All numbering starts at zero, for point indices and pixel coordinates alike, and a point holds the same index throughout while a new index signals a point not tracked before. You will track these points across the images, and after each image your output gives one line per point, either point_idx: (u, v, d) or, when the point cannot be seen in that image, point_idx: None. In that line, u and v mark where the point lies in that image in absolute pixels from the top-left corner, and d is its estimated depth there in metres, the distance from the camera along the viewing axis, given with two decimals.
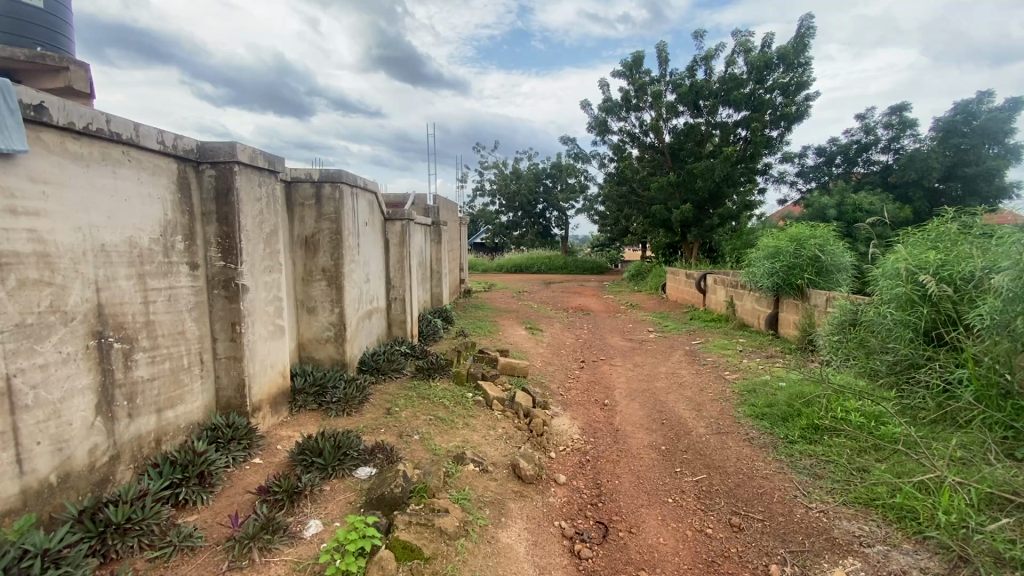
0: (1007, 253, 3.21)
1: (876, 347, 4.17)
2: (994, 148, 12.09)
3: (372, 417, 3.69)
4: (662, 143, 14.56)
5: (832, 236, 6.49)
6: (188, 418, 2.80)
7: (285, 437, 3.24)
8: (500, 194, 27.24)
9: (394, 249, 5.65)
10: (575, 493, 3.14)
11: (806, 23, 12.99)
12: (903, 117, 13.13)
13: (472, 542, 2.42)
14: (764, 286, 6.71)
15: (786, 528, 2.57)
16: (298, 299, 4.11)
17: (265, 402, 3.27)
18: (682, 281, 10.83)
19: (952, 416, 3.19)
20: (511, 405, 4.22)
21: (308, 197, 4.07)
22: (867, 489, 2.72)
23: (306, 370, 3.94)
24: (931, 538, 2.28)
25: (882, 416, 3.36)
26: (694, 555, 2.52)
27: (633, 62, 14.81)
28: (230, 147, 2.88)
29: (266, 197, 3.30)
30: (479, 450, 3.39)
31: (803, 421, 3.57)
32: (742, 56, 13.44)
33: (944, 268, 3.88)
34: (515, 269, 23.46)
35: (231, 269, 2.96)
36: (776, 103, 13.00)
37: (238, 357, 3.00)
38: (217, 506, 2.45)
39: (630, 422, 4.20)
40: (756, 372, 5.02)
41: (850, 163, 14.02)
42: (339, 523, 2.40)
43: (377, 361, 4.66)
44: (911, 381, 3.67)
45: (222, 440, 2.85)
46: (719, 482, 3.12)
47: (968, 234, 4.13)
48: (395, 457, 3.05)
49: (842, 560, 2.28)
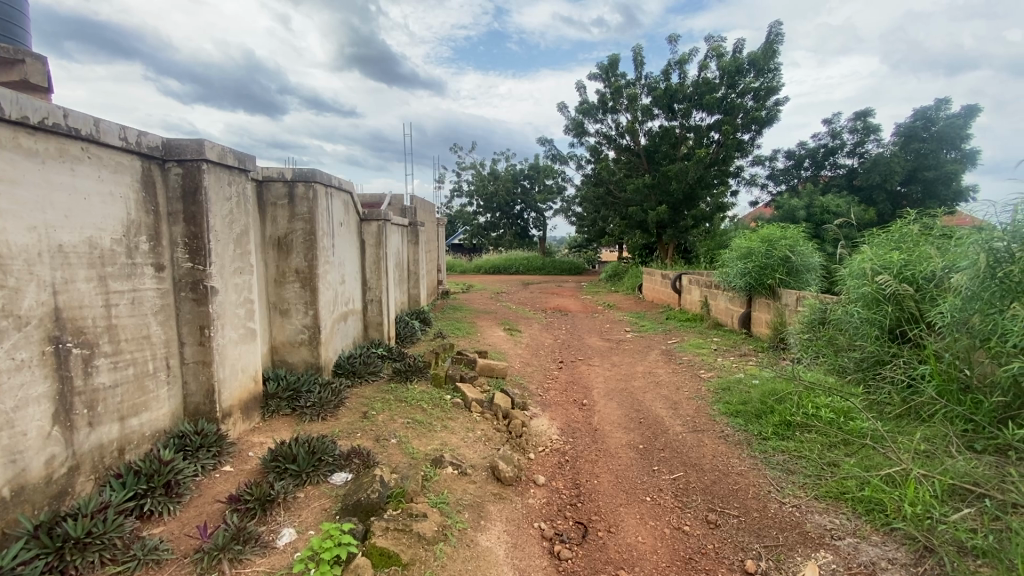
0: (965, 253, 3.35)
1: (844, 345, 4.29)
2: (951, 152, 12.63)
3: (348, 421, 3.62)
4: (638, 145, 14.74)
5: (801, 237, 6.70)
6: (154, 426, 2.70)
7: (257, 443, 3.14)
8: (478, 194, 27.13)
9: (370, 249, 5.56)
10: (554, 494, 3.13)
11: (775, 29, 13.34)
12: (867, 122, 13.58)
13: (451, 546, 2.38)
14: (737, 286, 6.86)
15: (762, 524, 2.62)
16: (270, 301, 4.01)
17: (236, 408, 3.17)
18: (658, 281, 10.97)
19: (917, 410, 3.32)
20: (490, 407, 4.19)
21: (281, 197, 3.97)
22: (838, 483, 2.78)
23: (279, 375, 3.85)
24: (898, 529, 2.35)
25: (851, 411, 3.46)
26: (671, 552, 2.53)
27: (609, 65, 15.01)
28: (198, 144, 2.79)
29: (236, 197, 3.20)
30: (458, 452, 3.36)
31: (776, 418, 3.64)
32: (714, 60, 13.72)
33: (906, 267, 4.04)
34: (494, 270, 23.47)
35: (200, 270, 2.86)
36: (747, 107, 13.34)
37: (207, 362, 2.91)
38: (184, 517, 2.36)
39: (609, 422, 4.22)
40: (730, 371, 5.10)
41: (818, 167, 14.43)
42: (314, 532, 2.33)
43: (353, 364, 4.57)
44: (878, 377, 3.80)
45: (189, 449, 2.75)
46: (695, 479, 3.16)
47: (929, 234, 4.32)
48: (371, 462, 2.99)
49: (815, 553, 2.33)
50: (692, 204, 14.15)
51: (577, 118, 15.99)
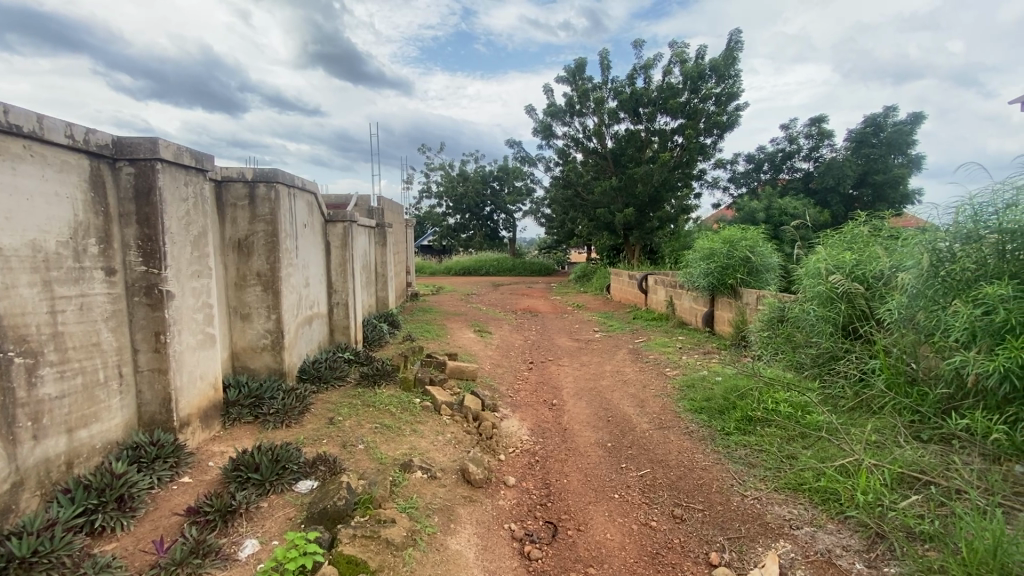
0: (910, 253, 3.55)
1: (801, 342, 4.47)
2: (898, 157, 13.35)
3: (314, 427, 3.54)
4: (604, 148, 14.97)
5: (761, 238, 6.96)
6: (105, 438, 2.57)
7: (217, 453, 3.03)
8: (447, 195, 26.95)
9: (336, 251, 5.46)
10: (525, 495, 3.14)
11: (735, 36, 13.79)
12: (822, 128, 14.16)
13: (420, 551, 2.36)
14: (701, 285, 7.06)
15: (725, 516, 2.70)
16: (231, 305, 3.88)
17: (195, 417, 3.05)
18: (626, 282, 11.16)
19: (867, 403, 3.48)
20: (459, 409, 4.16)
21: (241, 197, 3.86)
22: (796, 475, 2.89)
23: (240, 382, 3.73)
24: (852, 517, 2.45)
25: (808, 406, 3.60)
26: (639, 548, 2.58)
27: (576, 69, 15.21)
28: (151, 142, 2.68)
29: (193, 198, 3.09)
30: (427, 456, 3.33)
31: (738, 413, 3.75)
32: (677, 66, 14.07)
33: (857, 267, 4.24)
34: (464, 272, 23.36)
35: (154, 274, 2.74)
36: (709, 112, 13.72)
37: (163, 369, 2.79)
38: (139, 532, 2.26)
39: (578, 421, 4.27)
40: (694, 368, 5.24)
41: (776, 170, 14.99)
42: (277, 542, 2.27)
43: (319, 369, 4.47)
44: (832, 372, 3.97)
45: (144, 460, 2.63)
46: (661, 475, 3.23)
47: (878, 236, 4.55)
48: (338, 468, 2.93)
49: (775, 543, 2.41)
50: (657, 206, 14.51)
51: (545, 120, 16.11)
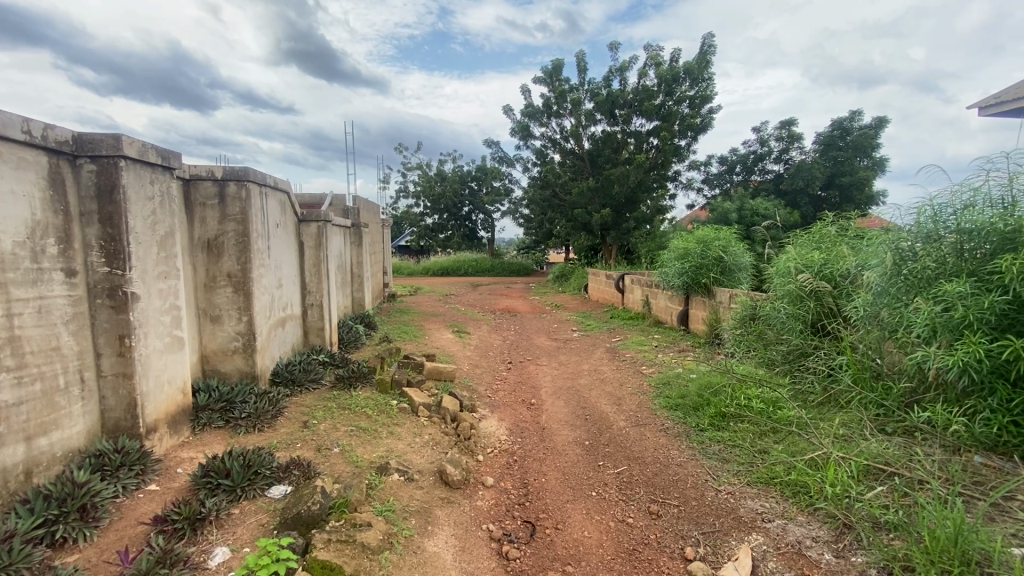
0: (875, 252, 3.68)
1: (772, 339, 4.57)
2: (864, 160, 13.82)
3: (287, 431, 3.47)
4: (582, 149, 15.09)
5: (733, 239, 7.13)
6: (66, 446, 2.47)
7: (186, 459, 2.94)
8: (425, 195, 26.75)
9: (310, 251, 5.36)
10: (502, 495, 3.13)
11: (708, 40, 14.05)
12: (792, 131, 14.54)
13: (397, 554, 2.34)
14: (675, 285, 7.18)
15: (699, 511, 2.75)
16: (200, 307, 3.77)
17: (162, 422, 2.95)
18: (603, 281, 11.26)
19: (836, 398, 3.58)
20: (437, 410, 4.13)
21: (210, 196, 3.75)
22: (768, 469, 2.96)
23: (210, 386, 3.62)
24: (821, 509, 2.52)
25: (779, 401, 3.69)
26: (616, 545, 2.60)
27: (553, 70, 15.30)
28: (114, 139, 2.58)
29: (159, 196, 2.99)
30: (404, 458, 3.30)
31: (712, 410, 3.82)
32: (652, 68, 14.27)
33: (825, 266, 4.37)
34: (442, 272, 23.20)
35: (118, 275, 2.65)
36: (683, 114, 13.94)
37: (127, 374, 2.70)
38: (104, 542, 2.18)
39: (556, 420, 4.29)
40: (670, 366, 5.32)
41: (748, 172, 15.33)
42: (249, 549, 2.22)
43: (293, 372, 4.38)
44: (803, 368, 4.07)
45: (108, 468, 2.54)
46: (638, 472, 3.26)
47: (845, 236, 4.69)
48: (312, 473, 2.88)
49: (748, 536, 2.47)
50: (633, 207, 14.70)
51: (523, 121, 16.14)
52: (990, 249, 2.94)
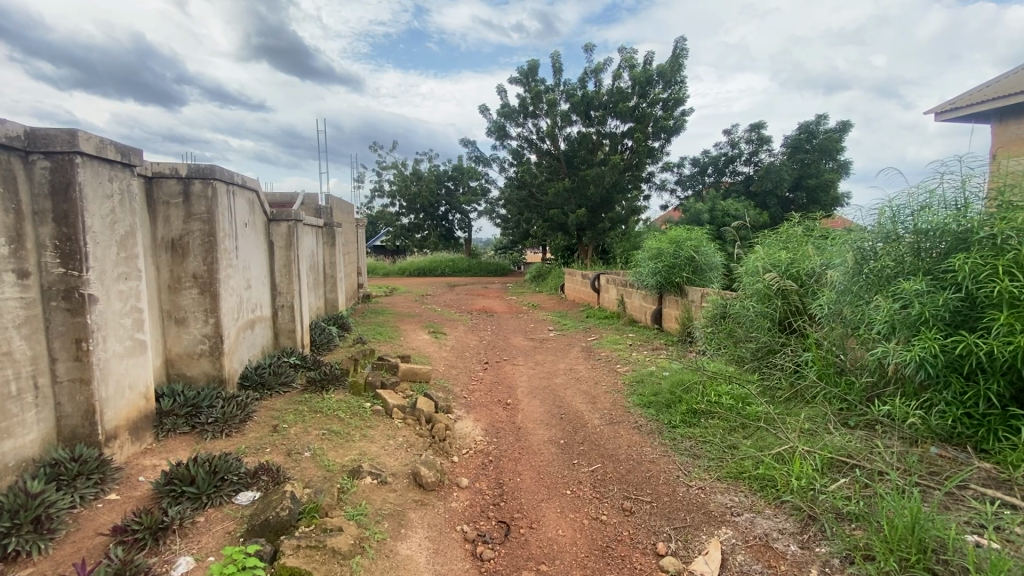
0: (840, 251, 3.80)
1: (742, 337, 4.68)
2: (829, 163, 14.28)
3: (256, 436, 3.39)
4: (558, 150, 15.17)
5: (705, 239, 7.27)
6: (19, 456, 2.36)
7: (149, 467, 2.84)
8: (400, 195, 26.48)
9: (280, 251, 5.24)
10: (477, 496, 3.12)
11: (680, 44, 14.29)
12: (761, 134, 14.92)
13: (369, 558, 2.31)
14: (649, 284, 7.28)
15: (671, 507, 2.79)
16: (164, 309, 3.65)
17: (123, 429, 2.84)
18: (579, 281, 11.35)
19: (802, 393, 3.69)
20: (411, 412, 4.09)
21: (174, 194, 3.63)
22: (737, 464, 3.03)
23: (175, 391, 3.51)
24: (787, 502, 2.59)
25: (748, 397, 3.78)
26: (590, 542, 2.62)
27: (528, 71, 15.34)
28: (70, 134, 2.48)
29: (120, 194, 2.88)
30: (378, 461, 3.25)
31: (684, 406, 3.88)
32: (627, 71, 14.44)
33: (792, 265, 4.49)
34: (418, 272, 23.01)
35: (74, 277, 2.54)
36: (657, 116, 14.15)
37: (85, 379, 2.59)
38: (60, 555, 2.09)
39: (531, 419, 4.30)
40: (644, 364, 5.40)
41: (720, 173, 15.66)
42: (214, 558, 2.15)
43: (262, 375, 4.28)
44: (770, 365, 4.18)
45: (64, 478, 2.43)
46: (612, 469, 3.30)
47: (810, 236, 4.83)
48: (281, 478, 2.81)
49: (718, 530, 2.51)
50: (608, 207, 14.87)
51: (499, 121, 16.13)
52: (945, 249, 3.07)
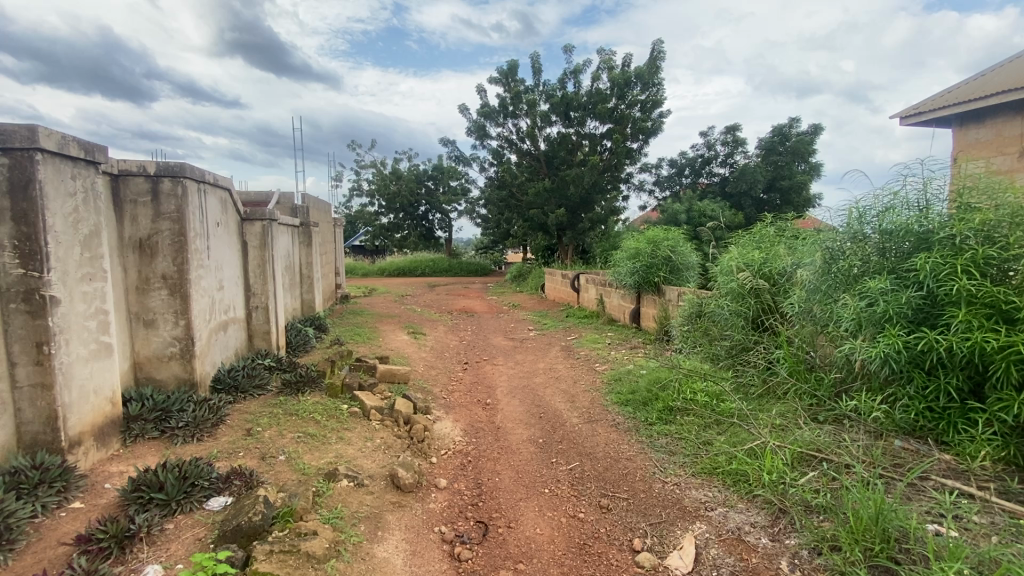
0: (811, 251, 3.90)
1: (717, 335, 4.77)
2: (801, 164, 14.63)
3: (229, 440, 3.31)
4: (537, 150, 15.22)
5: (682, 239, 7.38)
6: None
7: (115, 474, 2.76)
8: (379, 194, 26.20)
9: (254, 251, 5.14)
10: (456, 496, 3.11)
11: (657, 47, 14.48)
12: (736, 136, 15.21)
13: (344, 561, 2.28)
14: (627, 284, 7.36)
15: (646, 503, 2.83)
16: (132, 311, 3.55)
17: (87, 435, 2.75)
18: (559, 281, 11.40)
19: (774, 390, 3.78)
20: (389, 414, 4.06)
21: (142, 192, 3.53)
22: (711, 459, 3.09)
23: (144, 395, 3.41)
24: (759, 496, 2.65)
25: (722, 394, 3.86)
26: (568, 540, 2.64)
27: (508, 71, 15.35)
28: (29, 130, 2.40)
29: (84, 192, 2.79)
30: (355, 464, 3.22)
31: (660, 404, 3.93)
32: (605, 72, 14.56)
33: (765, 264, 4.59)
34: (398, 272, 22.79)
35: (35, 278, 2.45)
36: (635, 117, 14.31)
37: (47, 384, 2.50)
38: (19, 566, 2.01)
39: (511, 419, 4.31)
40: (622, 363, 5.46)
41: (696, 174, 15.92)
42: (183, 565, 2.10)
43: (235, 378, 4.19)
44: (744, 362, 4.27)
45: (25, 486, 2.34)
46: (590, 467, 3.33)
47: (782, 236, 4.95)
48: (255, 482, 2.76)
49: (692, 525, 2.56)
50: (588, 207, 14.98)
51: (479, 121, 16.11)
52: (909, 249, 3.17)
